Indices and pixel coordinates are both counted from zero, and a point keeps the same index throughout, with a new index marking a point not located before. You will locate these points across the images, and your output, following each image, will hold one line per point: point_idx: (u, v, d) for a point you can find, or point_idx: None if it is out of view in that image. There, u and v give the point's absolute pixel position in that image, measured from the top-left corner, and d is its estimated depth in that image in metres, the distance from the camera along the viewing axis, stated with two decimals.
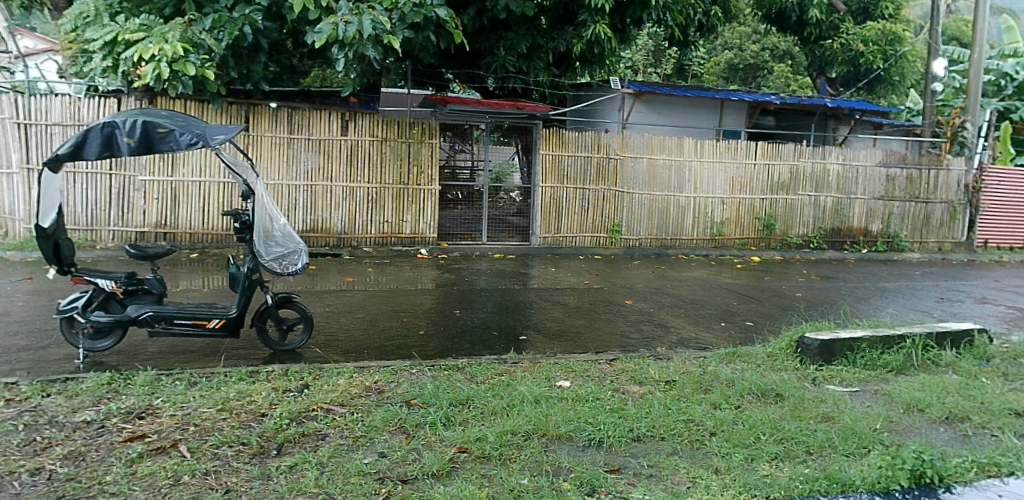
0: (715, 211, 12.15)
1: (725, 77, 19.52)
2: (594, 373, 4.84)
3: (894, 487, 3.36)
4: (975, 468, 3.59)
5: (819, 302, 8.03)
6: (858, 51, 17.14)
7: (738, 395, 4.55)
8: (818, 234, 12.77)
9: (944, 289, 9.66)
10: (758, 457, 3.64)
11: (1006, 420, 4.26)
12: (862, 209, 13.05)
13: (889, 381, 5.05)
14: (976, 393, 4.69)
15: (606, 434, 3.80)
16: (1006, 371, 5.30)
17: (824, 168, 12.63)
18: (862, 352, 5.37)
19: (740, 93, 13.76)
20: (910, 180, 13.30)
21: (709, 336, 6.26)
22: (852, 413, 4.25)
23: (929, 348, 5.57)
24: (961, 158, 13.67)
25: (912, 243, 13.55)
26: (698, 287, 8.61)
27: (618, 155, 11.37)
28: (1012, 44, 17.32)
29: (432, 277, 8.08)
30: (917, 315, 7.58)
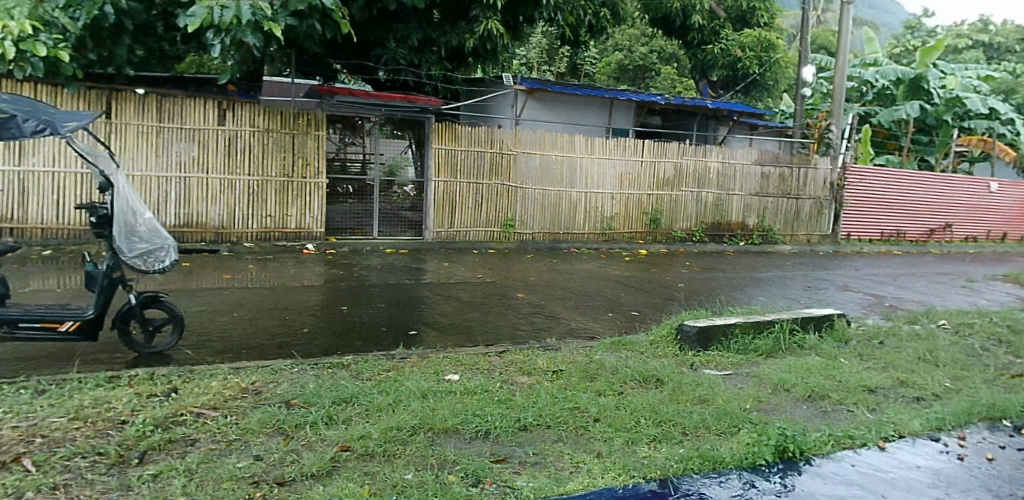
0: (605, 206, 12.47)
1: (615, 77, 19.90)
2: (483, 366, 4.84)
3: (760, 462, 3.59)
4: (832, 441, 3.87)
5: (700, 292, 8.43)
6: (737, 56, 18.21)
7: (622, 382, 4.68)
8: (700, 228, 13.41)
9: (811, 278, 10.39)
10: (638, 440, 3.76)
11: (860, 396, 4.62)
12: (740, 204, 13.81)
13: (760, 364, 5.36)
14: (835, 372, 5.07)
15: (493, 425, 3.81)
16: (861, 351, 5.77)
17: (705, 166, 13.25)
18: (736, 337, 5.68)
19: (628, 93, 14.22)
20: (783, 177, 14.21)
21: (596, 326, 6.43)
22: (725, 395, 4.47)
23: (795, 332, 5.97)
24: (828, 158, 14.75)
25: (784, 236, 14.47)
26: (588, 279, 8.82)
27: (512, 150, 11.43)
28: (872, 54, 18.85)
29: (318, 273, 7.83)
30: (786, 302, 8.13)
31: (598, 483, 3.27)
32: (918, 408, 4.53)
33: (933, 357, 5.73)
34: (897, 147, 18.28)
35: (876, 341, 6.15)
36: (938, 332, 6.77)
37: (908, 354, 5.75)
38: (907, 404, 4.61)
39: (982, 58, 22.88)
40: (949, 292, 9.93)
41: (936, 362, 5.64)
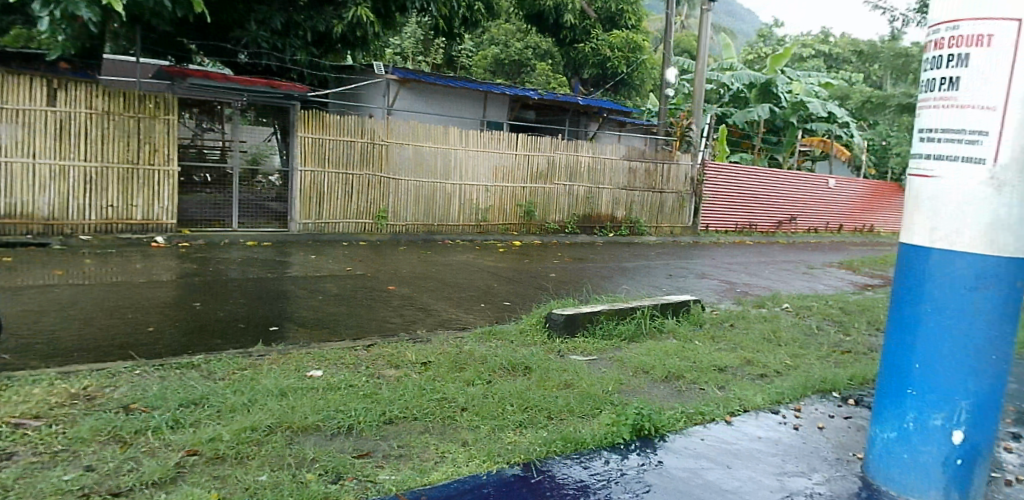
0: (480, 198, 12.50)
1: (492, 71, 19.73)
2: (349, 360, 4.69)
3: (618, 441, 3.74)
4: (684, 418, 4.10)
5: (570, 281, 8.65)
6: (606, 55, 18.90)
7: (490, 371, 4.70)
8: (572, 220, 13.75)
9: (673, 267, 10.95)
10: (504, 427, 3.79)
11: (711, 375, 4.92)
12: (609, 197, 14.31)
13: (623, 348, 5.56)
14: (690, 354, 5.36)
15: (356, 420, 3.69)
16: (714, 334, 6.14)
17: (577, 160, 13.61)
18: (601, 323, 5.88)
19: (502, 87, 14.33)
20: (648, 172, 14.87)
21: (468, 316, 6.43)
22: (589, 379, 4.60)
23: (654, 317, 6.26)
24: (689, 155, 15.62)
25: (650, 227, 15.17)
26: (461, 270, 8.81)
27: (384, 141, 11.18)
28: (728, 59, 20.11)
29: (169, 267, 7.30)
30: (649, 290, 8.52)
31: (462, 471, 3.27)
32: (761, 384, 4.89)
33: (776, 337, 6.21)
34: (751, 146, 19.62)
35: (727, 324, 6.57)
36: (781, 315, 7.35)
37: (755, 334, 6.20)
38: (752, 381, 4.96)
39: (823, 67, 25.04)
40: (793, 278, 10.81)
41: (778, 341, 6.12)
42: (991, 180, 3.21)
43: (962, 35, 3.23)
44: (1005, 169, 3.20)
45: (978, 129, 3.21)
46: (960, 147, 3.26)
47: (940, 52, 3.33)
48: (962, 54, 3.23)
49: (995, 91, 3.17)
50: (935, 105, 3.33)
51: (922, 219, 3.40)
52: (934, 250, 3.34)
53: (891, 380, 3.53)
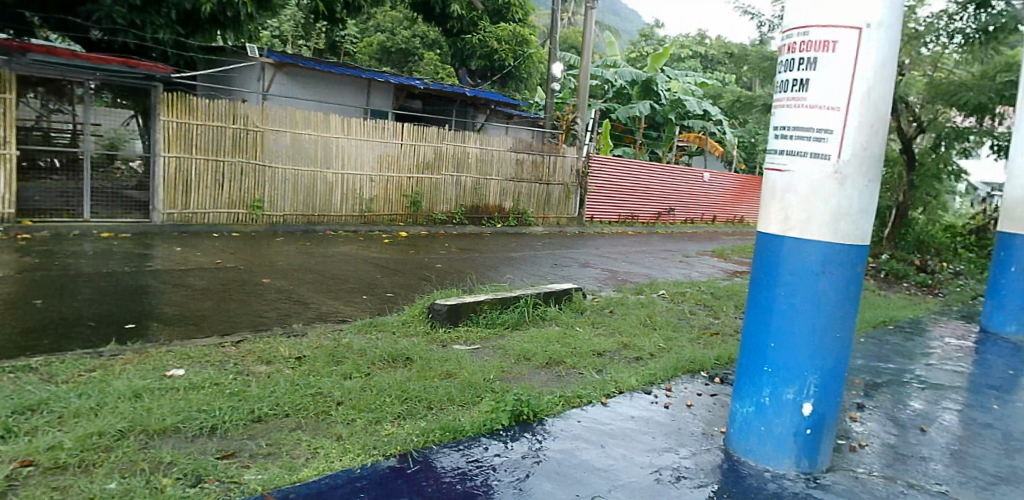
0: (363, 188, 12.17)
1: (378, 58, 19.56)
2: (215, 357, 4.42)
3: (497, 427, 3.74)
4: (562, 401, 4.16)
5: (456, 272, 8.61)
6: (493, 48, 18.81)
7: (369, 363, 4.56)
8: (459, 211, 13.68)
9: (558, 256, 11.14)
10: (382, 419, 3.69)
11: (590, 359, 5.03)
12: (497, 188, 14.34)
13: (505, 337, 5.58)
14: (570, 340, 5.47)
15: (221, 419, 3.48)
16: (594, 320, 6.29)
17: (464, 151, 13.55)
18: (484, 313, 5.87)
19: (386, 75, 14.02)
20: (535, 164, 15.04)
21: (348, 309, 6.24)
22: (471, 368, 4.58)
23: (537, 306, 6.33)
24: (574, 148, 15.95)
25: (537, 218, 15.37)
26: (343, 262, 8.55)
27: (258, 127, 10.67)
28: (612, 57, 20.73)
29: (10, 262, 6.62)
30: (535, 279, 8.63)
31: (335, 466, 3.15)
32: (637, 366, 5.06)
33: (652, 322, 6.46)
34: (633, 140, 20.13)
35: (607, 310, 6.76)
36: (658, 300, 7.65)
37: (633, 320, 6.41)
38: (628, 364, 5.13)
39: (699, 67, 26.31)
40: (670, 266, 11.30)
41: (653, 325, 6.37)
42: (834, 174, 3.47)
43: (811, 40, 3.50)
44: (847, 164, 3.47)
45: (824, 128, 3.47)
46: (808, 144, 3.50)
47: (792, 55, 3.59)
48: (811, 59, 3.50)
49: (838, 93, 3.44)
50: (788, 104, 3.58)
51: (776, 209, 3.62)
52: (787, 237, 3.57)
53: (750, 360, 3.74)
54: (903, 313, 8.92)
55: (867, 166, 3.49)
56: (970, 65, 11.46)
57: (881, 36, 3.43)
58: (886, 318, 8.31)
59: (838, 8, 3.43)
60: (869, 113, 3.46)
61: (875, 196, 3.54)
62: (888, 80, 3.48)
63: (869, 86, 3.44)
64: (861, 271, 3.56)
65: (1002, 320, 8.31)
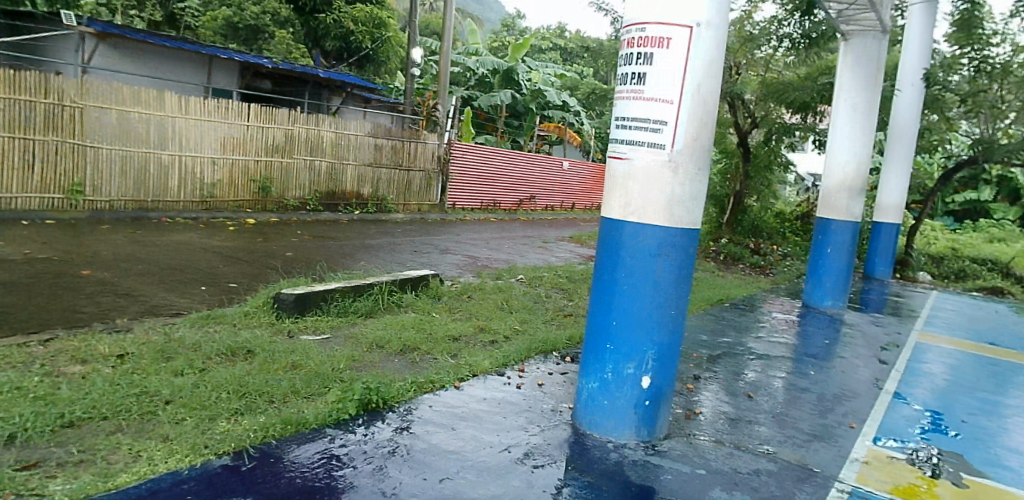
0: (204, 172, 11.36)
1: (223, 35, 17.68)
2: (19, 359, 3.92)
3: (343, 417, 3.60)
4: (414, 387, 4.07)
5: (309, 260, 8.23)
6: (349, 29, 18.23)
7: (204, 358, 4.24)
8: (313, 197, 13.12)
9: (417, 243, 10.96)
10: (217, 416, 3.43)
11: (445, 345, 4.97)
12: (354, 174, 13.90)
13: (357, 325, 5.39)
14: (426, 325, 5.39)
15: (22, 427, 3.08)
16: (451, 306, 6.24)
17: (318, 135, 13.02)
18: (335, 302, 5.64)
19: (231, 52, 13.14)
20: (394, 149, 14.73)
21: (183, 302, 5.78)
22: (318, 358, 4.37)
23: (392, 293, 6.18)
24: (435, 134, 15.77)
25: (397, 205, 15.07)
26: (181, 251, 7.92)
27: (77, 103, 9.67)
28: (474, 45, 20.73)
29: None
30: (393, 266, 8.44)
31: (159, 469, 2.89)
32: (491, 349, 5.07)
33: (508, 305, 6.52)
34: (494, 129, 20.24)
35: (464, 296, 6.72)
36: (516, 285, 7.72)
37: (489, 304, 6.43)
38: (481, 347, 5.13)
39: (559, 59, 26.96)
40: (529, 252, 11.48)
41: (509, 309, 6.42)
42: (669, 162, 3.64)
43: (648, 36, 3.66)
44: (680, 152, 3.66)
45: (660, 119, 3.64)
46: (646, 134, 3.67)
47: (631, 50, 3.74)
48: (648, 54, 3.66)
49: (672, 86, 3.62)
50: (629, 96, 3.74)
51: (618, 194, 3.76)
52: (627, 222, 3.71)
53: (595, 337, 3.87)
54: (739, 291, 9.64)
55: (697, 156, 3.70)
56: (798, 67, 12.59)
57: (710, 35, 3.65)
58: (723, 297, 8.94)
59: (672, 6, 3.61)
60: (699, 107, 3.67)
61: (705, 183, 3.75)
62: (716, 77, 3.71)
63: (699, 81, 3.65)
64: (694, 253, 3.77)
65: (821, 295, 9.17)
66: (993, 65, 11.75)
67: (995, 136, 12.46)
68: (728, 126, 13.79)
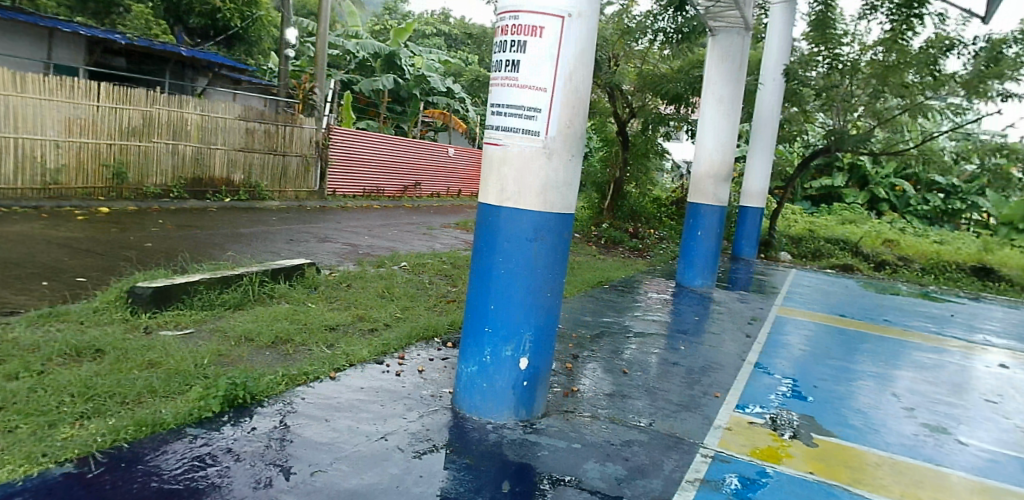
0: (48, 156, 10.36)
1: (70, 6, 16.17)
2: None
3: (206, 415, 3.38)
4: (285, 380, 3.90)
5: (173, 251, 7.70)
6: (215, 5, 16.96)
7: (44, 360, 3.86)
8: (177, 184, 12.29)
9: (293, 231, 10.50)
10: (59, 422, 3.14)
11: (320, 335, 4.80)
12: (223, 158, 13.15)
13: (225, 318, 5.10)
14: (300, 316, 5.17)
15: None
16: (329, 295, 6.02)
17: (181, 117, 12.22)
18: (199, 294, 5.31)
19: (75, 27, 12.11)
20: (268, 133, 14.06)
21: (20, 299, 5.24)
22: (179, 354, 4.09)
23: (264, 283, 5.89)
24: (312, 118, 15.16)
25: (272, 192, 14.38)
26: (19, 244, 7.17)
27: None
28: (353, 27, 20.12)
29: None
30: (267, 256, 8.04)
31: None
32: (369, 338, 4.94)
33: (389, 293, 6.38)
34: (376, 113, 19.57)
35: (343, 284, 6.50)
36: (398, 272, 7.57)
37: (370, 292, 6.27)
38: (360, 336, 4.99)
39: (443, 45, 26.68)
40: (412, 239, 11.30)
41: (391, 296, 6.30)
42: (543, 148, 3.68)
43: (522, 24, 3.66)
44: (554, 139, 3.70)
45: (533, 106, 3.66)
46: (519, 121, 3.68)
47: (505, 37, 3.73)
48: (521, 42, 3.66)
49: (545, 74, 3.65)
50: (503, 84, 3.72)
51: (494, 181, 3.75)
52: (503, 207, 3.71)
53: (473, 322, 3.85)
54: (618, 274, 9.96)
55: (570, 142, 3.75)
56: (672, 60, 13.08)
57: (580, 25, 3.70)
58: (603, 279, 9.21)
59: None
60: (571, 95, 3.73)
61: (578, 168, 3.81)
62: (587, 66, 3.78)
63: (571, 70, 3.71)
64: (568, 237, 3.83)
65: (693, 275, 9.64)
66: (844, 63, 12.79)
67: (845, 127, 13.54)
68: (608, 115, 14.18)
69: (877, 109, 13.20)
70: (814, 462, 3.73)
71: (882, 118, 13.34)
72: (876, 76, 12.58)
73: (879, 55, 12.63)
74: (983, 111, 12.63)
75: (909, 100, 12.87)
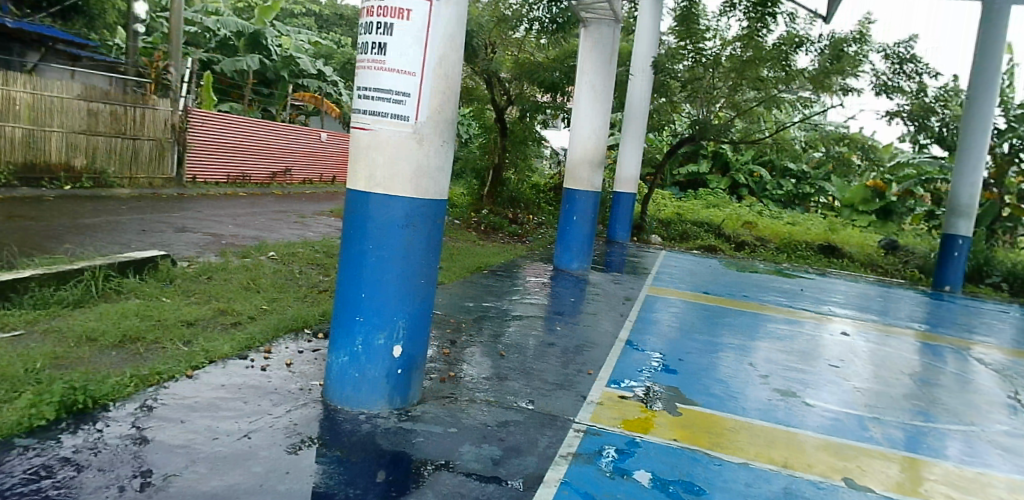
0: None
1: None
2: None
3: (38, 424, 3.05)
4: (135, 381, 3.59)
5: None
6: None
7: None
8: (6, 170, 11.04)
9: (146, 221, 9.73)
10: None
11: (176, 332, 4.47)
12: (61, 142, 11.98)
13: (64, 317, 4.63)
14: (153, 312, 4.79)
15: None
16: (186, 288, 5.62)
17: (7, 96, 11.06)
18: (31, 292, 4.81)
19: None
20: (115, 115, 12.94)
21: None
22: (5, 359, 3.66)
23: (110, 278, 5.42)
24: (166, 99, 14.09)
25: (121, 179, 13.21)
26: None
27: None
28: (212, 4, 18.84)
29: None
30: (116, 249, 7.39)
31: None
32: (231, 332, 4.66)
33: (255, 285, 6.05)
34: (240, 96, 18.42)
35: (203, 277, 6.07)
36: (265, 263, 7.18)
37: (233, 285, 5.92)
38: (222, 331, 4.70)
39: (314, 25, 25.63)
40: (282, 228, 10.79)
41: (257, 289, 5.97)
42: (413, 133, 3.58)
43: (388, 6, 3.53)
44: (424, 125, 3.61)
45: (401, 90, 3.55)
46: (388, 105, 3.56)
47: (371, 18, 3.59)
48: (387, 24, 3.54)
49: (413, 58, 3.55)
50: (369, 66, 3.58)
51: (363, 165, 3.61)
52: (372, 193, 3.59)
53: (343, 311, 3.71)
54: (496, 259, 10.01)
55: (441, 128, 3.68)
56: (549, 49, 13.22)
57: (447, 9, 3.62)
58: (482, 264, 9.22)
59: None
60: (441, 80, 3.65)
61: (450, 154, 3.75)
62: (456, 51, 3.71)
63: (440, 55, 3.63)
64: (441, 222, 3.77)
65: (569, 258, 9.87)
66: (706, 57, 13.40)
67: (708, 117, 14.31)
68: (486, 102, 14.18)
69: (736, 100, 14.05)
70: (680, 431, 3.91)
71: (741, 109, 14.18)
72: (735, 70, 13.26)
73: (738, 50, 13.26)
74: (828, 104, 13.74)
75: (765, 93, 13.76)
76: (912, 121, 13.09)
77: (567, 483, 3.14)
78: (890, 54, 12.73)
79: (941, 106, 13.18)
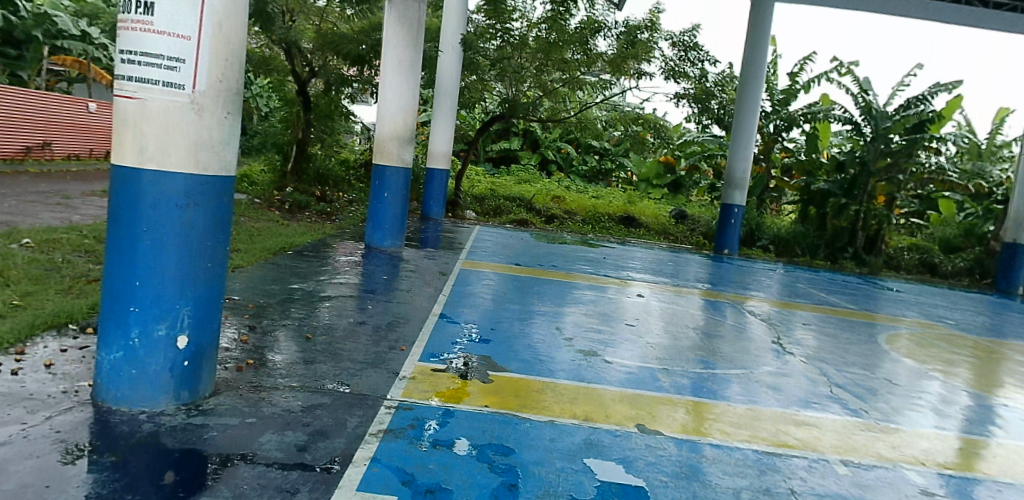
0: None
1: None
2: None
3: None
4: None
5: None
6: None
7: None
8: None
9: None
10: None
11: None
12: None
13: None
14: None
15: None
16: None
17: None
18: None
19: None
20: None
21: None
22: None
23: None
24: None
25: None
26: None
27: None
28: None
29: None
30: None
31: None
32: None
33: (4, 277, 5.22)
34: None
35: None
36: (17, 251, 6.19)
37: None
38: None
39: None
40: (40, 211, 9.39)
41: (7, 282, 5.14)
42: (191, 104, 3.24)
43: None
44: (203, 94, 3.27)
45: (175, 56, 3.19)
46: (159, 71, 3.18)
47: None
48: None
49: (187, 20, 3.19)
50: (134, 26, 3.17)
51: (130, 138, 3.20)
52: (144, 170, 3.20)
53: (113, 302, 3.29)
54: (303, 239, 9.54)
55: (224, 98, 3.36)
56: (354, 21, 12.76)
57: None
58: (287, 245, 8.73)
59: None
60: (222, 47, 3.32)
61: (235, 127, 3.44)
62: (239, 15, 3.39)
63: (220, 18, 3.30)
64: (228, 200, 3.47)
65: (381, 236, 9.67)
66: (514, 38, 13.96)
67: (517, 96, 14.68)
68: (287, 74, 13.36)
69: (543, 81, 14.51)
70: (490, 397, 3.97)
71: (547, 89, 14.64)
72: (541, 51, 13.88)
73: (543, 32, 13.97)
74: (624, 86, 14.68)
75: (568, 74, 14.38)
76: (695, 103, 14.33)
77: (376, 460, 3.05)
78: (676, 42, 13.92)
79: (719, 90, 14.56)
